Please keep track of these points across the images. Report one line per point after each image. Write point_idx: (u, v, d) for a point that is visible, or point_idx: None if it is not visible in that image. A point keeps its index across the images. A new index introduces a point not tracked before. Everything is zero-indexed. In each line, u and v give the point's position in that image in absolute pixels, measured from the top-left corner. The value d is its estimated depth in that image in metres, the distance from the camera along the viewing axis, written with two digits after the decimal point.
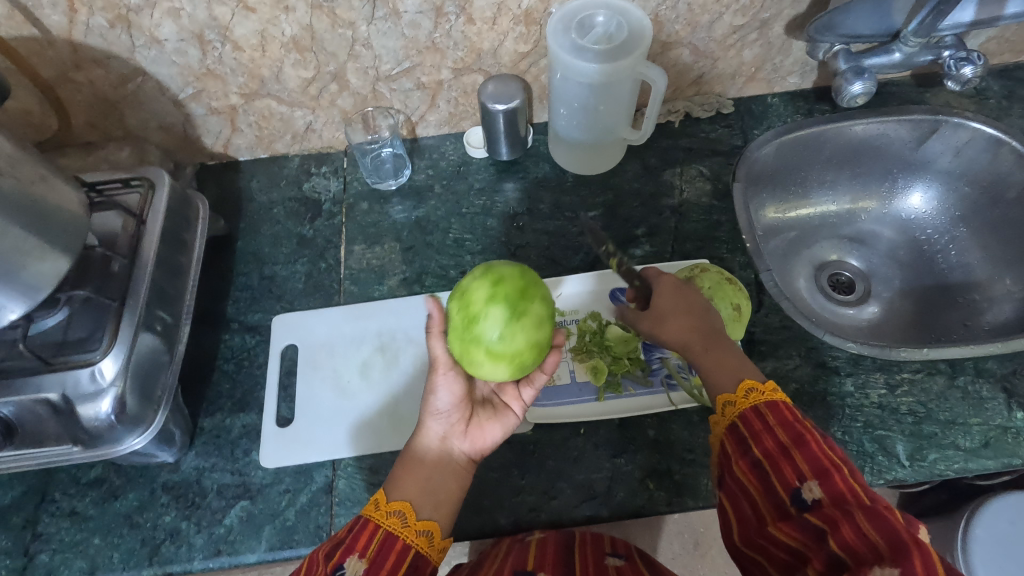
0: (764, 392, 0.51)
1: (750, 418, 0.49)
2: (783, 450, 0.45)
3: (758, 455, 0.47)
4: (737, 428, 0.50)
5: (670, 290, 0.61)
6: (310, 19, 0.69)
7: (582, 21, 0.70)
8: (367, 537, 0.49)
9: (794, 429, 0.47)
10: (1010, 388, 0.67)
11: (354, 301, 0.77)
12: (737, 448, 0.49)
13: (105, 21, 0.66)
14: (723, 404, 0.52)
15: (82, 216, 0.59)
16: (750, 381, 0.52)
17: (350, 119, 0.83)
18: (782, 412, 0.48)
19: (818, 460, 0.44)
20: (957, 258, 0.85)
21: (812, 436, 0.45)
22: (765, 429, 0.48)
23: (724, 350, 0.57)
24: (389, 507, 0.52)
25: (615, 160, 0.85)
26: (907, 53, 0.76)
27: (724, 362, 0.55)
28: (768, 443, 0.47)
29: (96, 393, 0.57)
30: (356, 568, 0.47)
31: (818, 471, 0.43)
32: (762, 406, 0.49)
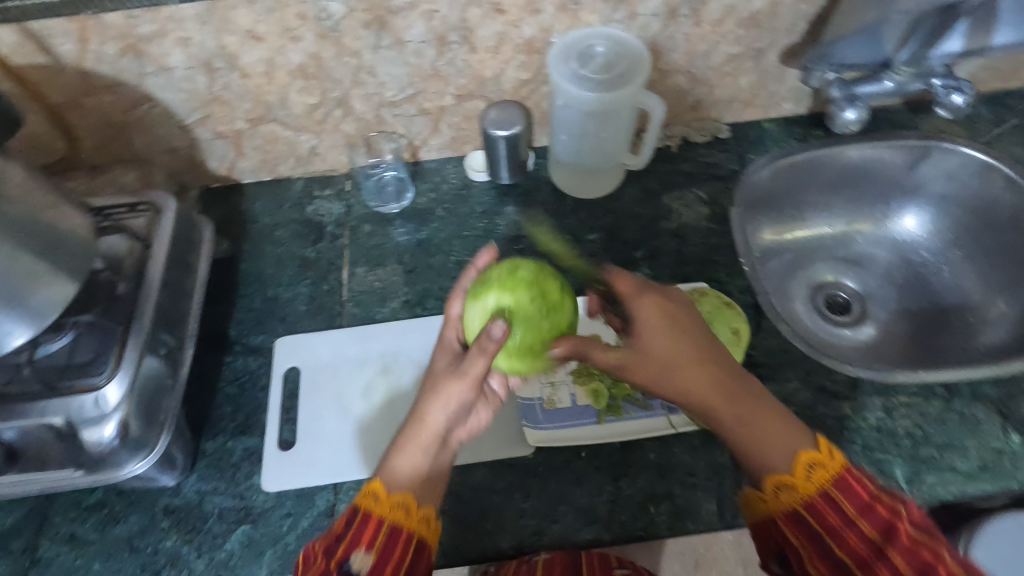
0: (828, 466, 0.45)
1: (822, 506, 0.44)
2: (876, 549, 0.41)
3: (841, 556, 0.42)
4: (803, 518, 0.44)
5: (660, 325, 0.53)
6: (317, 48, 0.70)
7: (581, 51, 0.72)
8: (372, 531, 0.47)
9: (878, 516, 0.42)
10: (1006, 412, 0.68)
11: (356, 323, 0.77)
12: (811, 542, 0.44)
13: (115, 49, 0.67)
14: (776, 487, 0.45)
15: (91, 241, 0.60)
16: (807, 451, 0.46)
17: (354, 143, 0.84)
18: (855, 491, 0.44)
19: (917, 555, 0.40)
20: (952, 280, 0.86)
21: (899, 522, 0.42)
22: (844, 523, 0.43)
23: (750, 405, 0.49)
24: (391, 499, 0.49)
25: (615, 184, 0.86)
26: (899, 82, 0.76)
27: (765, 423, 0.48)
28: (856, 541, 0.42)
29: (100, 418, 0.57)
30: (363, 563, 0.46)
31: (924, 573, 0.40)
32: (832, 491, 0.44)
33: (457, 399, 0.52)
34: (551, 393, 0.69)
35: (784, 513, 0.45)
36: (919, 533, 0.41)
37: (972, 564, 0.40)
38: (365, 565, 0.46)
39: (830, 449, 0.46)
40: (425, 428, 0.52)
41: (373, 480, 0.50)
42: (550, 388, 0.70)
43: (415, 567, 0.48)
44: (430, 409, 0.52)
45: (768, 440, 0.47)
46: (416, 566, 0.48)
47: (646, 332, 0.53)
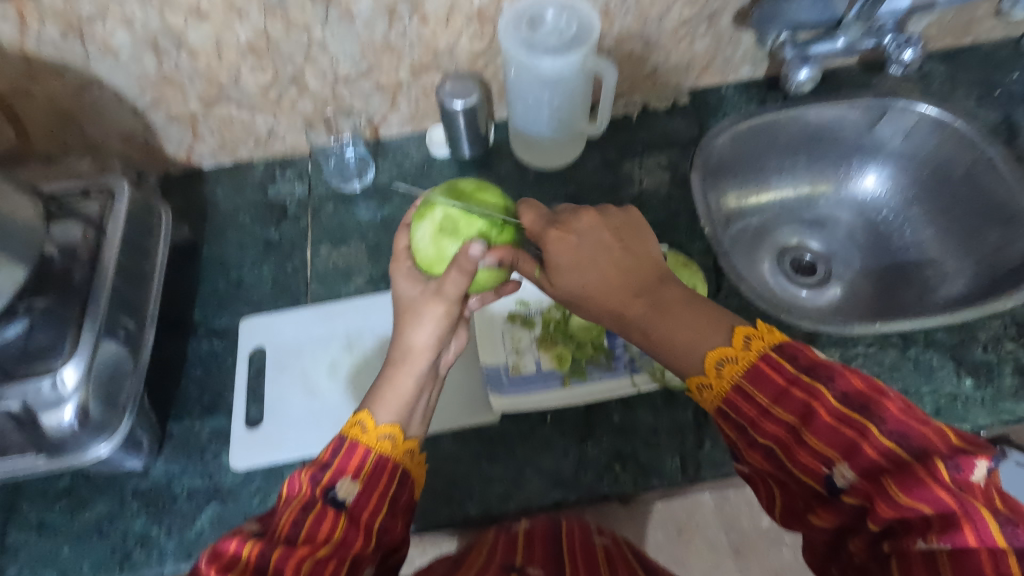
0: (740, 360, 0.46)
1: (734, 399, 0.46)
2: (795, 434, 0.42)
3: (766, 444, 0.44)
4: (727, 412, 0.46)
5: (571, 265, 0.52)
6: (264, 23, 0.70)
7: (532, 18, 0.71)
8: (358, 460, 0.48)
9: (794, 398, 0.43)
10: (959, 357, 0.69)
11: (321, 302, 0.77)
12: (742, 437, 0.46)
13: (57, 31, 0.66)
14: (698, 387, 0.48)
15: (40, 226, 0.59)
16: (715, 351, 0.47)
17: (312, 122, 0.84)
18: (769, 378, 0.44)
19: (838, 432, 0.41)
20: (912, 236, 0.87)
21: (817, 403, 0.42)
22: (761, 414, 0.44)
23: (668, 312, 0.50)
24: (377, 430, 0.50)
25: (576, 154, 0.86)
26: (851, 39, 0.78)
27: (677, 330, 0.50)
28: (775, 428, 0.43)
29: (58, 401, 0.57)
30: (349, 491, 0.47)
31: (844, 449, 0.40)
32: (742, 380, 0.45)
33: (435, 323, 0.54)
34: (516, 360, 0.70)
35: (716, 412, 0.47)
36: (842, 406, 0.41)
37: (902, 423, 0.39)
38: (352, 493, 0.47)
39: (742, 341, 0.47)
40: (412, 356, 0.53)
41: (361, 411, 0.51)
42: (515, 355, 0.71)
43: (399, 495, 0.49)
44: (412, 335, 0.54)
45: (678, 348, 0.49)
46: (398, 495, 0.49)
47: (557, 263, 0.53)
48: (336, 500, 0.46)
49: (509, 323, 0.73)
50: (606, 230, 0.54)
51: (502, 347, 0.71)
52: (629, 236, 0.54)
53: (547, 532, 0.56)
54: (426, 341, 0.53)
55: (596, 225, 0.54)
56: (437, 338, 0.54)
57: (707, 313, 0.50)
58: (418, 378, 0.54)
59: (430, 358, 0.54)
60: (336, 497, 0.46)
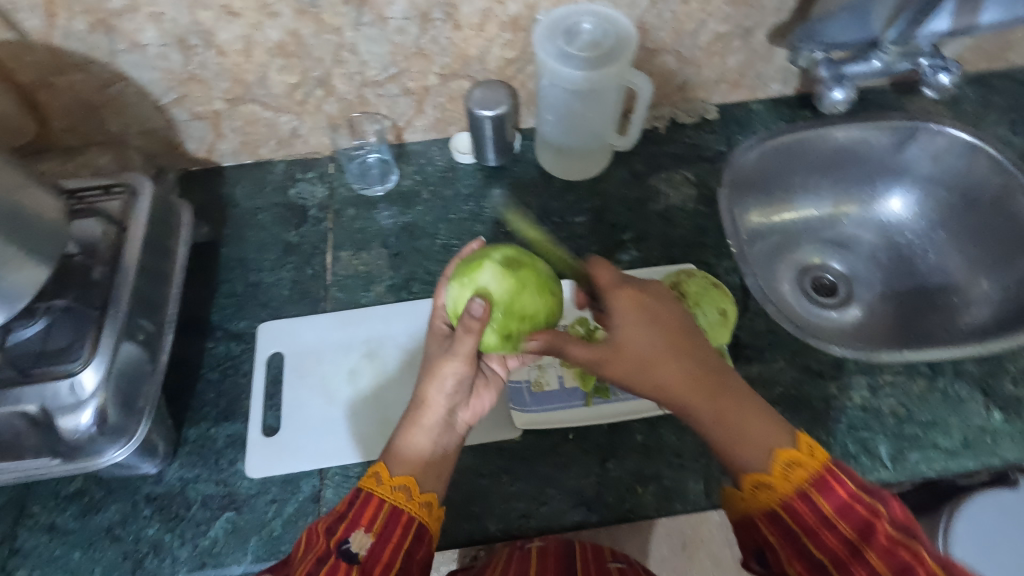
0: (805, 466, 0.44)
1: (796, 504, 0.43)
2: (852, 547, 0.41)
3: (818, 554, 0.42)
4: (780, 517, 0.44)
5: (642, 326, 0.50)
6: (296, 24, 0.68)
7: (568, 27, 0.70)
8: (372, 512, 0.48)
9: (857, 513, 0.42)
10: (988, 389, 0.68)
11: (341, 308, 0.76)
12: (786, 539, 0.43)
13: (85, 25, 0.65)
14: (753, 484, 0.45)
15: (63, 224, 0.58)
16: (782, 450, 0.45)
17: (336, 124, 0.82)
18: (834, 489, 0.43)
19: (892, 552, 0.39)
20: (937, 260, 0.86)
21: (877, 520, 0.41)
22: (819, 522, 0.42)
23: (734, 393, 0.48)
24: (392, 482, 0.50)
25: (602, 165, 0.85)
26: (886, 61, 0.75)
27: (746, 423, 0.47)
28: (832, 539, 0.41)
29: (76, 405, 0.56)
30: (362, 543, 0.46)
31: (899, 573, 0.39)
32: (811, 490, 0.43)
33: (454, 379, 0.53)
34: (538, 375, 0.69)
35: (762, 512, 0.45)
36: (894, 527, 0.41)
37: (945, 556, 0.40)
38: (364, 545, 0.46)
39: (806, 447, 0.45)
40: (427, 411, 0.53)
41: (377, 462, 0.51)
42: (537, 371, 0.70)
43: (415, 548, 0.48)
44: (428, 391, 0.53)
45: (743, 441, 0.46)
46: (414, 549, 0.48)
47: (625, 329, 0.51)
48: (349, 553, 0.45)
49: None
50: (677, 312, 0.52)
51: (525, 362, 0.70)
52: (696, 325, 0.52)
53: (560, 554, 0.56)
54: (439, 401, 0.53)
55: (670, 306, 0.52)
56: (451, 393, 0.54)
57: (771, 413, 0.48)
58: (435, 431, 0.53)
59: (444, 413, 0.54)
60: (348, 550, 0.45)
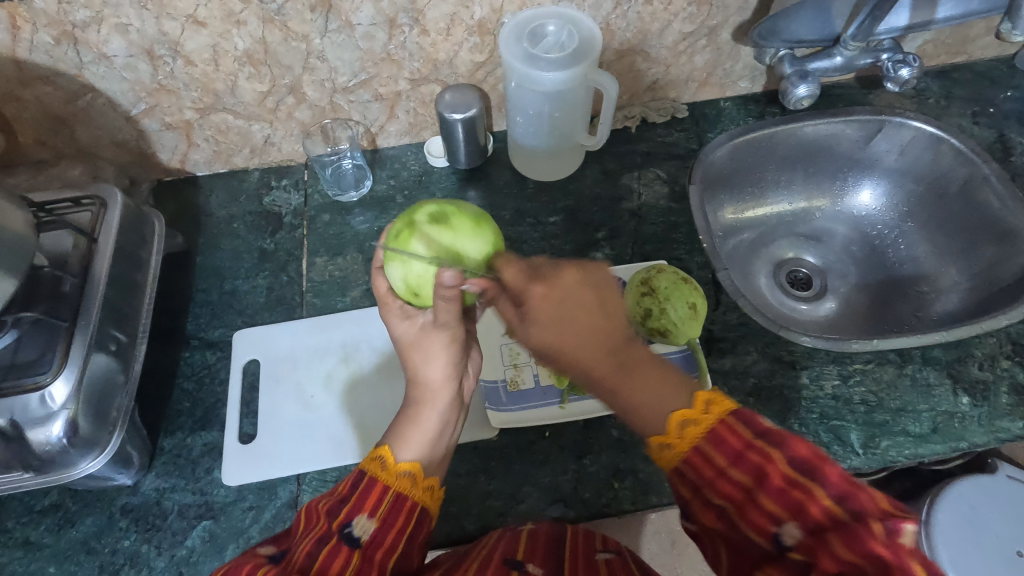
0: (701, 423, 0.42)
1: (695, 460, 0.41)
2: (748, 494, 0.39)
3: (720, 502, 0.40)
4: (683, 471, 0.42)
5: (550, 314, 0.46)
6: (263, 33, 0.69)
7: (533, 30, 0.71)
8: (376, 497, 0.47)
9: (749, 461, 0.39)
10: (956, 375, 0.70)
11: (316, 313, 0.76)
12: (694, 493, 0.42)
13: (50, 37, 0.65)
14: (657, 447, 0.43)
15: (30, 236, 0.58)
16: (678, 410, 0.43)
17: (309, 131, 0.83)
18: (727, 440, 0.41)
19: (786, 494, 0.38)
20: (907, 251, 0.88)
21: (770, 465, 0.39)
22: (717, 473, 0.40)
23: (640, 372, 0.45)
24: (397, 468, 0.49)
25: (575, 165, 0.86)
26: (848, 57, 0.78)
27: (646, 393, 0.44)
28: (728, 488, 0.40)
29: (46, 417, 0.55)
30: (365, 528, 0.45)
31: (791, 511, 0.38)
32: (702, 442, 0.41)
33: (442, 350, 0.54)
34: (514, 374, 0.70)
35: (670, 471, 0.43)
36: (789, 466, 0.38)
37: (843, 486, 0.37)
38: (367, 530, 0.45)
39: (703, 404, 0.42)
40: (437, 394, 0.54)
41: (382, 446, 0.51)
42: (513, 370, 0.70)
43: (417, 535, 0.48)
44: (430, 370, 0.54)
45: (642, 411, 0.44)
46: (417, 534, 0.48)
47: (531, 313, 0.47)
48: (351, 537, 0.45)
49: (508, 337, 0.72)
50: (590, 281, 0.47)
51: (500, 362, 0.71)
52: (610, 293, 0.48)
53: (549, 538, 0.54)
54: (437, 372, 0.54)
55: (579, 278, 0.47)
56: (450, 368, 0.55)
57: (674, 375, 0.46)
58: (443, 411, 0.54)
59: (450, 391, 0.55)
60: (351, 534, 0.45)
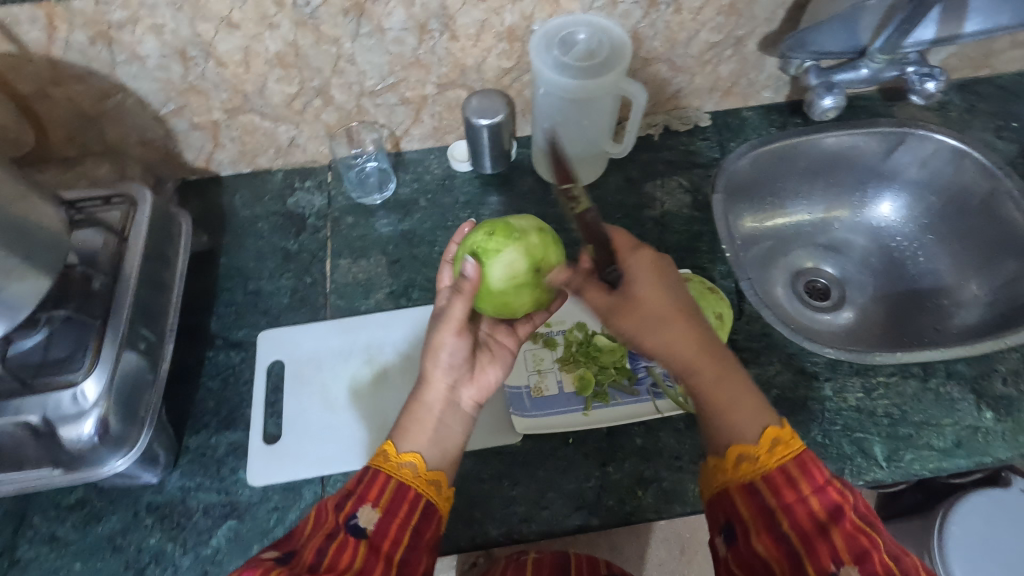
0: (791, 444, 0.47)
1: (776, 478, 0.45)
2: (818, 528, 0.43)
3: (788, 529, 0.44)
4: (758, 488, 0.46)
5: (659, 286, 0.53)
6: (295, 36, 0.69)
7: (564, 38, 0.71)
8: (379, 489, 0.49)
9: (828, 495, 0.44)
10: (980, 390, 0.70)
11: (340, 315, 0.77)
12: (760, 515, 0.45)
13: (85, 37, 0.65)
14: (738, 455, 0.47)
15: (64, 234, 0.58)
16: (772, 426, 0.48)
17: (334, 133, 0.83)
18: (812, 472, 0.45)
19: (855, 538, 0.42)
20: (927, 264, 0.88)
21: (845, 506, 0.44)
22: (797, 498, 0.44)
23: (733, 375, 0.51)
24: (400, 459, 0.51)
25: (598, 172, 0.86)
26: (874, 69, 0.78)
27: (740, 392, 0.50)
28: (800, 516, 0.44)
29: (78, 415, 0.56)
30: (370, 518, 0.47)
31: (858, 556, 0.41)
32: (789, 463, 0.46)
33: (448, 352, 0.55)
34: (538, 381, 0.70)
35: (742, 484, 0.47)
36: (857, 516, 0.43)
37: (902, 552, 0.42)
38: (372, 521, 0.47)
39: (771, 442, 0.47)
40: (428, 389, 0.55)
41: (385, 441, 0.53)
42: (537, 376, 0.70)
43: (424, 527, 0.49)
44: (429, 369, 0.55)
45: (734, 411, 0.49)
46: (423, 526, 0.49)
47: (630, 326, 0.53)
48: (356, 529, 0.46)
49: (532, 343, 0.72)
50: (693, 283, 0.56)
51: (525, 367, 0.71)
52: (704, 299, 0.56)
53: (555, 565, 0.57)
54: (438, 374, 0.55)
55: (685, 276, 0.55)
56: (450, 368, 0.56)
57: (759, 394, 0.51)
58: (438, 411, 0.55)
59: (444, 391, 0.55)
60: (357, 526, 0.46)
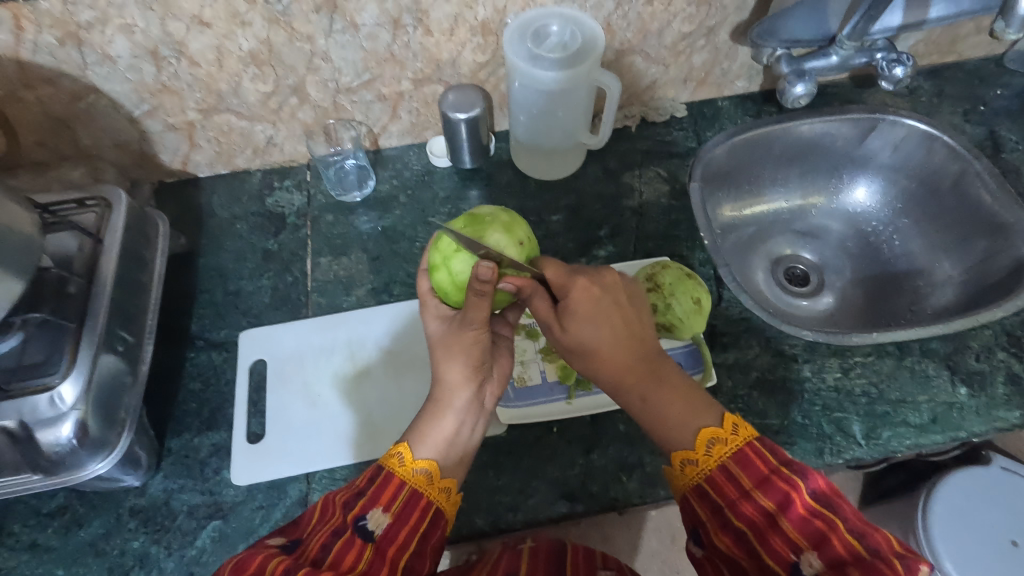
0: (728, 441, 0.48)
1: (718, 479, 0.46)
2: (770, 519, 0.43)
3: (739, 524, 0.45)
4: (706, 491, 0.47)
5: (591, 312, 0.52)
6: (268, 33, 0.69)
7: (537, 30, 0.72)
8: (392, 492, 0.48)
9: (775, 485, 0.44)
10: (954, 366, 0.71)
11: (322, 313, 0.77)
12: (715, 515, 0.46)
13: (53, 38, 0.65)
14: (681, 463, 0.49)
15: (37, 236, 0.57)
16: (706, 428, 0.49)
17: (312, 131, 0.83)
18: (754, 463, 0.46)
19: (808, 522, 0.42)
20: (901, 247, 0.89)
21: (794, 493, 0.43)
22: (742, 494, 0.45)
23: (663, 382, 0.52)
24: (413, 464, 0.51)
25: (576, 164, 0.87)
26: (843, 56, 0.79)
27: (675, 402, 0.51)
28: (751, 509, 0.44)
29: (56, 418, 0.55)
30: (379, 522, 0.47)
31: (813, 539, 0.41)
32: (728, 459, 0.47)
33: (477, 352, 0.55)
34: (521, 371, 0.70)
35: (694, 489, 0.48)
36: (812, 499, 0.43)
37: (862, 525, 0.41)
38: (381, 524, 0.46)
39: (706, 444, 0.48)
40: (451, 393, 0.55)
41: (400, 443, 0.52)
42: (519, 367, 0.70)
43: (430, 534, 0.49)
44: (446, 373, 0.55)
45: (670, 419, 0.50)
46: (429, 534, 0.49)
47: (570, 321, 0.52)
48: (365, 530, 0.46)
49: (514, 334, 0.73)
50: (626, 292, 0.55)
51: None
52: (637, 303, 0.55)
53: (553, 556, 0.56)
54: (459, 376, 0.55)
55: (617, 295, 0.53)
56: (473, 369, 0.55)
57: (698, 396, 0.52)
58: (461, 414, 0.55)
59: (468, 394, 0.55)
60: (365, 527, 0.46)
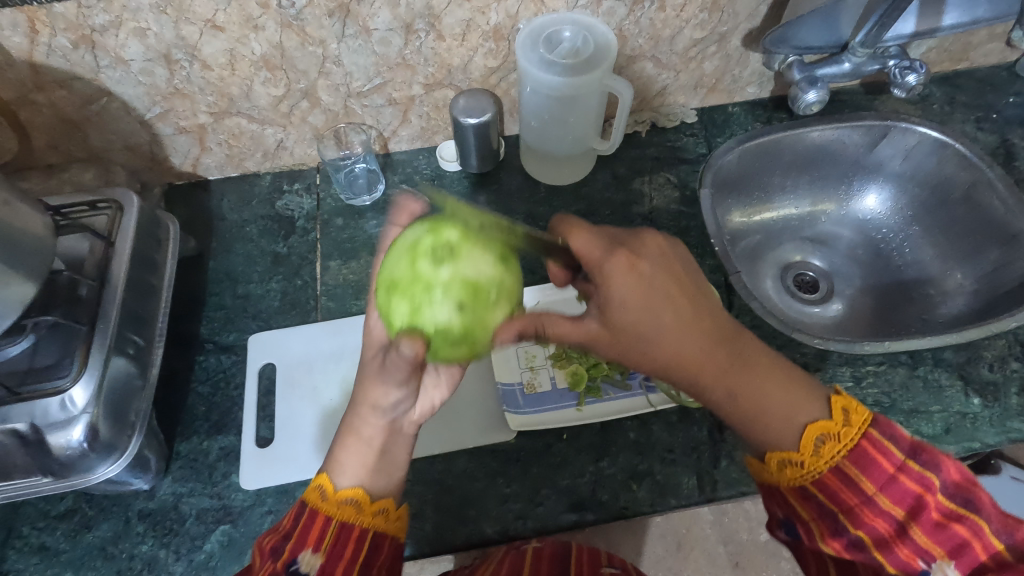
0: (840, 439, 0.44)
1: (833, 483, 0.43)
2: (899, 528, 0.41)
3: (858, 535, 0.42)
4: (815, 493, 0.44)
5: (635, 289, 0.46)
6: (280, 37, 0.69)
7: (549, 36, 0.72)
8: (319, 529, 0.47)
9: (904, 489, 0.41)
10: (966, 376, 0.71)
11: (332, 317, 0.77)
12: (824, 518, 0.44)
13: (68, 41, 0.65)
14: (777, 462, 0.45)
15: (50, 239, 0.57)
16: (815, 423, 0.45)
17: (322, 135, 0.83)
18: (875, 462, 0.42)
19: (944, 529, 0.40)
20: (913, 254, 0.89)
21: (926, 496, 0.41)
22: (864, 499, 0.42)
23: (749, 369, 0.47)
24: (338, 496, 0.49)
25: (585, 170, 0.87)
26: (856, 63, 0.79)
27: (767, 390, 0.46)
28: (877, 519, 0.42)
29: (66, 421, 0.55)
30: (311, 564, 0.45)
31: (952, 548, 0.40)
32: (844, 463, 0.43)
33: (396, 395, 0.50)
34: (530, 378, 0.70)
35: (797, 489, 0.45)
36: (946, 497, 0.41)
37: (1009, 522, 0.40)
38: (314, 565, 0.45)
39: (812, 443, 0.44)
40: (368, 422, 0.51)
41: (321, 475, 0.50)
42: (529, 373, 0.70)
43: (372, 559, 0.48)
44: (371, 393, 0.50)
45: (766, 415, 0.46)
46: (371, 559, 0.48)
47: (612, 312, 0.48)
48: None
49: (523, 340, 0.73)
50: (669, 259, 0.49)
51: (516, 365, 0.71)
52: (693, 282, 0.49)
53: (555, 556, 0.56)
54: (387, 409, 0.50)
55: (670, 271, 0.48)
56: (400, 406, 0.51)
57: (790, 377, 0.48)
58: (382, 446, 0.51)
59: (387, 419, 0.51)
60: (298, 571, 0.44)
